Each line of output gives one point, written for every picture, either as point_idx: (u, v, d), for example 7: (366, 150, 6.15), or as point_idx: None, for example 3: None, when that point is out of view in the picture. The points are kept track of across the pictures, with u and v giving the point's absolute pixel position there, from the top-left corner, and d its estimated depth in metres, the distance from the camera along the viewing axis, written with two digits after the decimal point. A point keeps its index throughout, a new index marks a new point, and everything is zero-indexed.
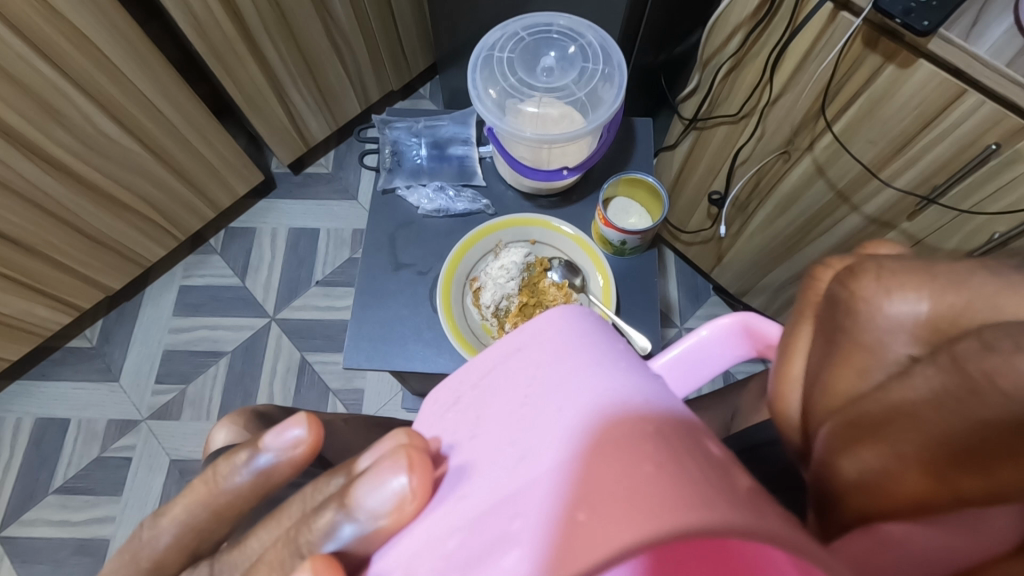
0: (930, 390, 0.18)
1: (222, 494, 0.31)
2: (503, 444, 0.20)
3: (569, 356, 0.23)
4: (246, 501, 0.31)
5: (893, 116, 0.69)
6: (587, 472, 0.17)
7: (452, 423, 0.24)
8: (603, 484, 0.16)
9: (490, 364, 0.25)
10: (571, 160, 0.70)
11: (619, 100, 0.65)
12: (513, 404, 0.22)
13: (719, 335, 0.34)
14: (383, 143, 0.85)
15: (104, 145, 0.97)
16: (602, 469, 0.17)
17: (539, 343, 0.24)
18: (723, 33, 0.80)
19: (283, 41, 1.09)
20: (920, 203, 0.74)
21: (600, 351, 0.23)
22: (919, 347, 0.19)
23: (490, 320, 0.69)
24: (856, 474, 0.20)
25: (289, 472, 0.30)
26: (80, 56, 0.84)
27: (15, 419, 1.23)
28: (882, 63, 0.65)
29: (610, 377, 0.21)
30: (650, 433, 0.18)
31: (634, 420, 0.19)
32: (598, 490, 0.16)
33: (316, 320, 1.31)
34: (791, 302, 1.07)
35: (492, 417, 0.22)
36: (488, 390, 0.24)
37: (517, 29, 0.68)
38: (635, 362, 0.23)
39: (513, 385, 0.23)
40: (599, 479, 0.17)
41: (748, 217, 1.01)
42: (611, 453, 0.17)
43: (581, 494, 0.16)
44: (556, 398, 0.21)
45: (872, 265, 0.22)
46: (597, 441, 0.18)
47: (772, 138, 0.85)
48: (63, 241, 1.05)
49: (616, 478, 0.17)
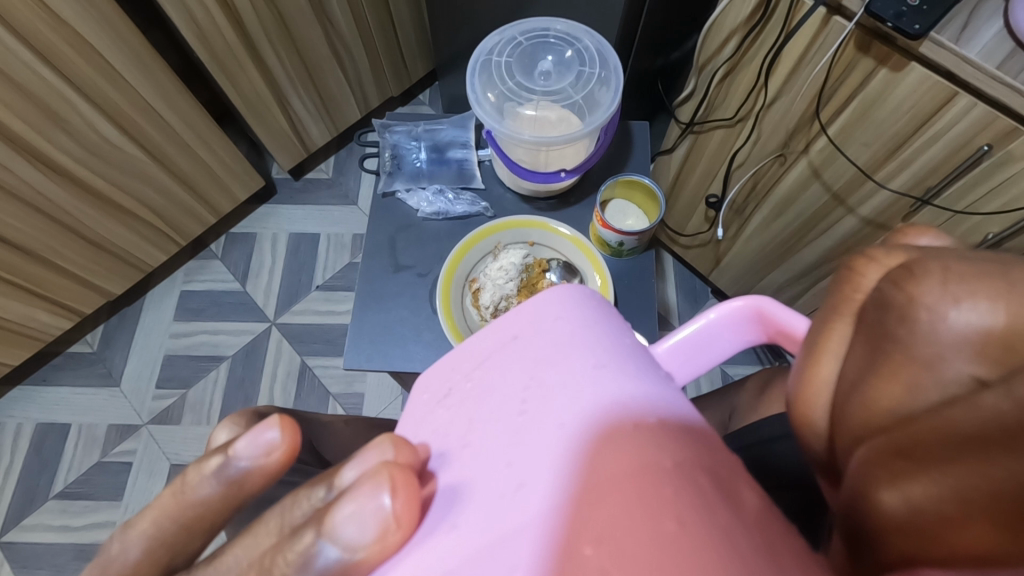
0: (999, 423, 0.15)
1: (190, 502, 0.31)
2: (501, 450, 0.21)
3: (569, 356, 0.23)
4: (216, 512, 0.31)
5: (887, 118, 0.70)
6: (589, 514, 0.17)
7: (444, 422, 0.25)
8: (615, 532, 0.17)
9: (485, 355, 0.26)
10: (568, 163, 0.71)
11: (617, 103, 0.65)
12: (511, 410, 0.22)
13: (726, 327, 0.34)
14: (383, 146, 0.86)
15: (106, 151, 0.98)
16: (608, 504, 0.17)
17: (537, 339, 0.25)
18: (718, 38, 0.81)
19: (283, 47, 1.11)
20: (914, 204, 0.75)
21: (604, 352, 0.23)
22: (986, 366, 0.16)
23: (488, 319, 0.68)
24: (904, 510, 0.16)
25: (258, 481, 0.30)
26: (84, 63, 0.86)
27: (15, 425, 1.24)
28: (874, 66, 0.67)
29: (615, 386, 0.21)
30: (667, 467, 0.18)
31: (639, 442, 0.19)
32: (613, 538, 0.16)
33: (316, 325, 1.31)
34: (789, 303, 1.08)
35: (489, 426, 0.22)
36: (487, 390, 0.24)
37: (515, 34, 0.68)
38: (639, 360, 0.24)
39: (510, 388, 0.23)
40: (606, 526, 0.17)
41: (745, 219, 1.02)
42: (617, 487, 0.18)
43: (584, 538, 0.17)
44: (555, 406, 0.21)
45: (935, 264, 0.18)
46: (594, 456, 0.19)
47: (768, 141, 0.86)
48: (64, 246, 1.06)
49: (626, 522, 0.17)
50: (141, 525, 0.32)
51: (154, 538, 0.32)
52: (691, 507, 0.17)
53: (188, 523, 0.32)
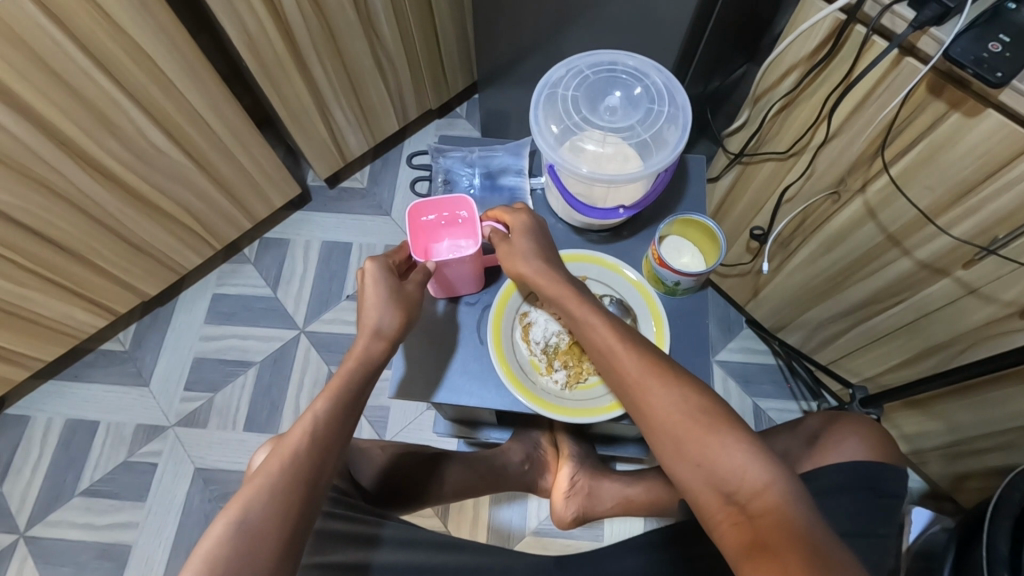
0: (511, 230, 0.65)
1: (321, 418, 0.55)
2: (424, 231, 0.66)
3: (457, 214, 0.66)
4: (339, 425, 0.56)
5: (955, 163, 0.67)
6: (449, 222, 0.66)
7: (429, 219, 0.65)
8: (451, 225, 0.66)
9: (440, 215, 0.65)
10: (627, 199, 0.64)
11: (683, 146, 0.59)
12: (442, 219, 0.66)
13: (460, 273, 0.66)
14: (434, 171, 0.76)
15: (153, 156, 0.99)
16: (450, 227, 0.66)
17: (450, 212, 0.65)
18: (777, 72, 0.79)
19: (330, 59, 1.11)
20: (978, 252, 0.72)
21: (462, 222, 0.66)
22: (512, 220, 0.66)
23: (538, 356, 0.66)
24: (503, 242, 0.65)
25: (386, 349, 0.60)
26: (138, 70, 0.87)
27: (46, 419, 1.25)
28: (946, 111, 0.64)
29: (463, 223, 0.66)
30: (453, 227, 0.66)
31: (460, 221, 0.66)
32: (451, 225, 0.66)
33: (345, 334, 1.30)
34: (831, 339, 1.05)
35: (438, 222, 0.65)
36: (442, 222, 0.65)
37: (583, 67, 0.63)
38: (464, 221, 0.66)
39: (445, 220, 0.65)
40: (450, 224, 0.66)
41: (789, 253, 0.99)
42: (453, 223, 0.66)
43: (450, 219, 0.66)
44: (454, 211, 0.65)
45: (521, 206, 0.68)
46: (458, 218, 0.66)
47: (822, 178, 0.84)
48: (106, 247, 1.07)
49: (450, 226, 0.66)
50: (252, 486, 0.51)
51: (277, 487, 0.51)
52: (454, 224, 0.66)
53: (309, 450, 0.53)
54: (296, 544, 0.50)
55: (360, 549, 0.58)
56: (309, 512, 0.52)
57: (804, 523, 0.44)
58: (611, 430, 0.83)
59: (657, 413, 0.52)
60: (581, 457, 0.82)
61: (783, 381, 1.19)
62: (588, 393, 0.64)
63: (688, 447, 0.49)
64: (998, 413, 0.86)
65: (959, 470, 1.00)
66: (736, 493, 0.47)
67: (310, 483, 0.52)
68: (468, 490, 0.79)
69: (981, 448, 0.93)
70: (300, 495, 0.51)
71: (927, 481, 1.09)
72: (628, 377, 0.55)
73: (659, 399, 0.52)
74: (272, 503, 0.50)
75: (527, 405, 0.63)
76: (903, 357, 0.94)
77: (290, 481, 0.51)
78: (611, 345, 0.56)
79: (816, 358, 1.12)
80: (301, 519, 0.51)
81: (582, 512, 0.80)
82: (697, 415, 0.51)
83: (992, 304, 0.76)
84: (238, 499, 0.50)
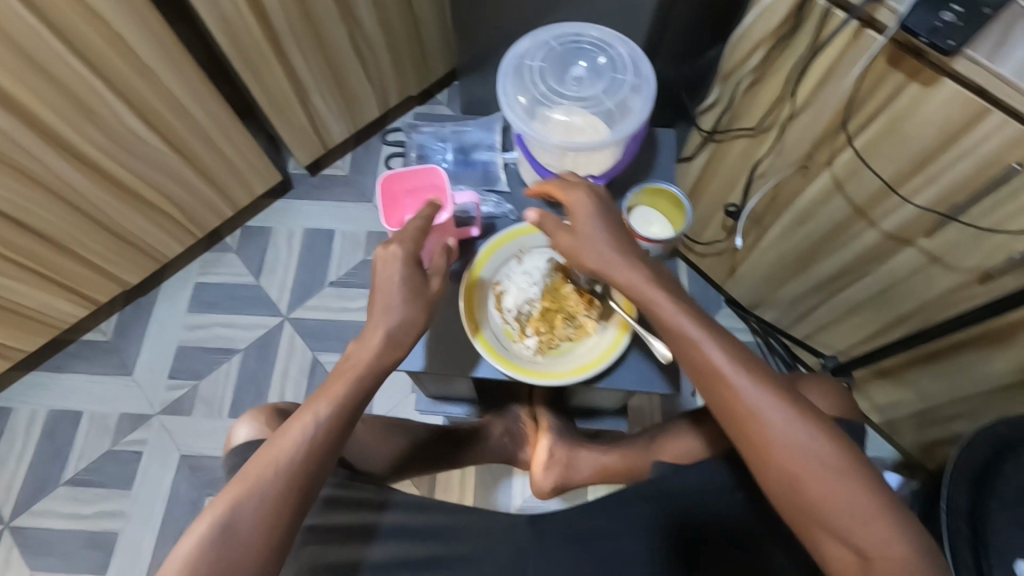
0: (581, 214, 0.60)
1: (322, 425, 0.55)
2: (397, 203, 0.65)
3: (429, 185, 0.65)
4: (338, 431, 0.56)
5: (916, 133, 0.69)
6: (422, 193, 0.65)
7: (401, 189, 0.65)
8: (423, 196, 0.66)
9: (411, 184, 0.65)
10: (596, 169, 0.66)
11: (648, 112, 0.62)
12: (414, 189, 0.65)
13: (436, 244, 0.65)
14: (409, 146, 0.78)
15: (131, 143, 0.99)
16: (423, 198, 0.66)
17: (421, 182, 0.65)
18: (745, 47, 0.81)
19: (309, 45, 1.11)
20: (940, 220, 0.74)
21: (433, 192, 0.66)
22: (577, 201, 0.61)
23: (511, 323, 0.67)
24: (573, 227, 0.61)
25: (400, 357, 0.59)
26: (114, 55, 0.87)
27: (29, 411, 1.24)
28: (905, 81, 0.66)
29: (435, 194, 0.66)
30: (426, 198, 0.66)
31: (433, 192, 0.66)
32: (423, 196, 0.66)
33: (330, 321, 1.31)
34: (806, 313, 1.07)
35: (410, 193, 0.65)
36: (414, 193, 0.65)
37: (548, 39, 0.64)
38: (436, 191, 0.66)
39: (417, 190, 0.65)
40: (422, 195, 0.65)
41: (763, 229, 1.01)
42: (426, 194, 0.66)
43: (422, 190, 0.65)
44: (426, 182, 0.65)
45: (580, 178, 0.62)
46: (429, 189, 0.65)
47: (792, 153, 0.86)
48: (86, 236, 1.06)
49: (423, 197, 0.66)
50: (240, 486, 0.52)
51: (265, 492, 0.52)
52: (427, 195, 0.66)
53: (300, 457, 0.54)
54: (284, 542, 0.53)
55: (371, 511, 0.63)
56: (299, 513, 0.54)
57: (909, 557, 0.48)
58: (589, 402, 0.84)
59: (773, 445, 0.52)
60: (561, 429, 0.84)
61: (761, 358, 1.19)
62: (559, 358, 0.66)
63: (805, 486, 0.51)
64: (965, 379, 0.89)
65: (929, 438, 1.03)
66: (841, 528, 0.50)
67: (304, 489, 0.54)
68: (449, 460, 0.81)
69: (948, 415, 0.96)
70: (292, 500, 0.53)
71: (900, 450, 1.12)
72: (741, 408, 0.53)
73: (788, 437, 0.52)
74: (260, 508, 0.52)
75: (500, 370, 0.64)
76: (874, 328, 0.97)
77: (278, 488, 0.53)
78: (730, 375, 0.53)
79: (793, 333, 1.15)
80: (291, 523, 0.53)
81: (560, 482, 0.83)
82: (828, 460, 0.51)
83: (954, 272, 0.78)
84: (229, 495, 0.52)
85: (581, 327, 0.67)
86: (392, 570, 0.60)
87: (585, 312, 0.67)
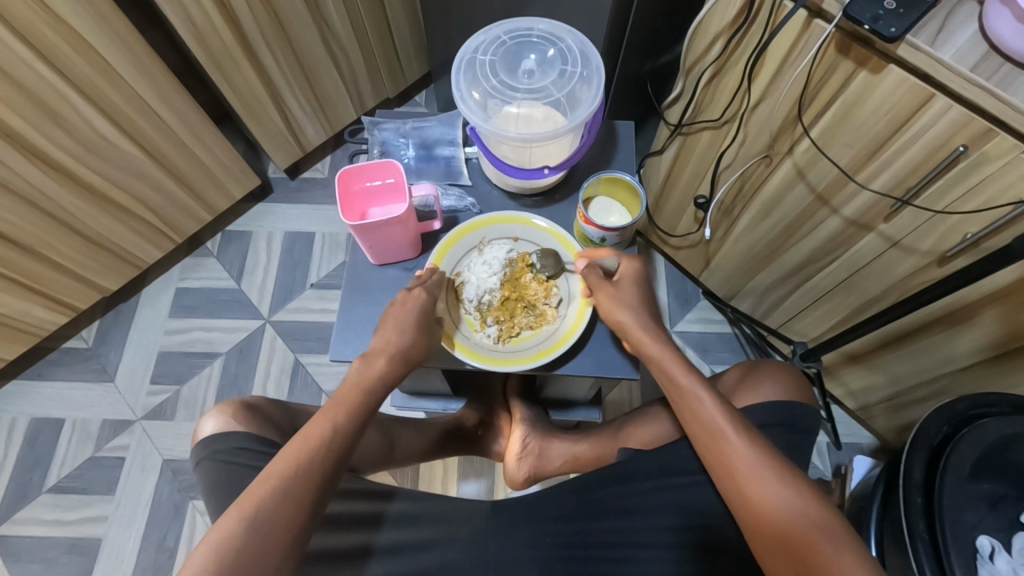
0: (629, 276, 0.64)
1: (339, 430, 0.56)
2: (358, 195, 0.67)
3: (387, 178, 0.67)
4: (355, 436, 0.57)
5: (867, 120, 0.71)
6: (381, 187, 0.67)
7: (360, 182, 0.66)
8: (383, 189, 0.67)
9: (370, 178, 0.66)
10: (553, 160, 0.67)
11: (598, 101, 0.63)
12: (374, 184, 0.67)
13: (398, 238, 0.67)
14: (371, 144, 0.79)
15: (103, 148, 1.00)
16: (383, 191, 0.67)
17: (380, 176, 0.67)
18: (704, 40, 0.83)
19: (280, 48, 1.12)
20: (896, 204, 0.76)
21: (392, 185, 0.67)
22: (625, 270, 0.65)
23: (472, 313, 0.68)
24: (619, 285, 0.64)
25: (400, 371, 0.61)
26: (81, 60, 0.88)
27: (10, 419, 1.24)
28: (854, 69, 0.68)
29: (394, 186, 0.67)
30: (386, 191, 0.67)
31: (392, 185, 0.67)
32: (383, 189, 0.67)
33: (311, 322, 1.32)
34: (777, 302, 1.09)
35: (370, 186, 0.67)
36: (373, 186, 0.67)
37: (500, 33, 0.66)
38: (395, 184, 0.67)
39: (376, 184, 0.67)
40: (381, 188, 0.67)
41: (732, 221, 1.02)
42: (385, 187, 0.67)
43: (381, 184, 0.67)
44: (384, 175, 0.66)
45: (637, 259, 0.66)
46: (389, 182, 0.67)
47: (754, 144, 0.87)
48: (60, 241, 1.07)
49: (382, 190, 0.67)
50: (260, 487, 0.51)
51: (284, 493, 0.51)
52: (387, 188, 0.67)
53: (318, 458, 0.53)
54: (295, 549, 0.51)
55: (375, 500, 0.65)
56: (316, 514, 0.53)
57: None
58: (561, 393, 0.86)
59: (755, 498, 0.54)
60: (534, 420, 0.86)
61: (740, 347, 1.22)
62: (519, 345, 0.67)
63: (802, 557, 0.51)
64: (930, 361, 0.91)
65: (901, 421, 1.05)
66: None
67: (321, 491, 0.53)
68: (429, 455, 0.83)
69: (918, 397, 0.98)
70: (307, 503, 0.52)
71: (876, 435, 1.13)
72: (743, 468, 0.55)
73: (779, 498, 0.53)
74: (280, 507, 0.51)
75: (462, 358, 0.65)
76: (844, 314, 0.98)
77: (299, 488, 0.52)
78: (721, 425, 0.57)
79: (767, 322, 1.16)
80: (308, 523, 0.52)
81: (534, 473, 0.84)
82: (818, 523, 0.52)
83: (913, 255, 0.80)
84: (251, 494, 0.51)
85: (541, 315, 0.69)
86: (400, 553, 0.62)
87: (544, 299, 0.69)
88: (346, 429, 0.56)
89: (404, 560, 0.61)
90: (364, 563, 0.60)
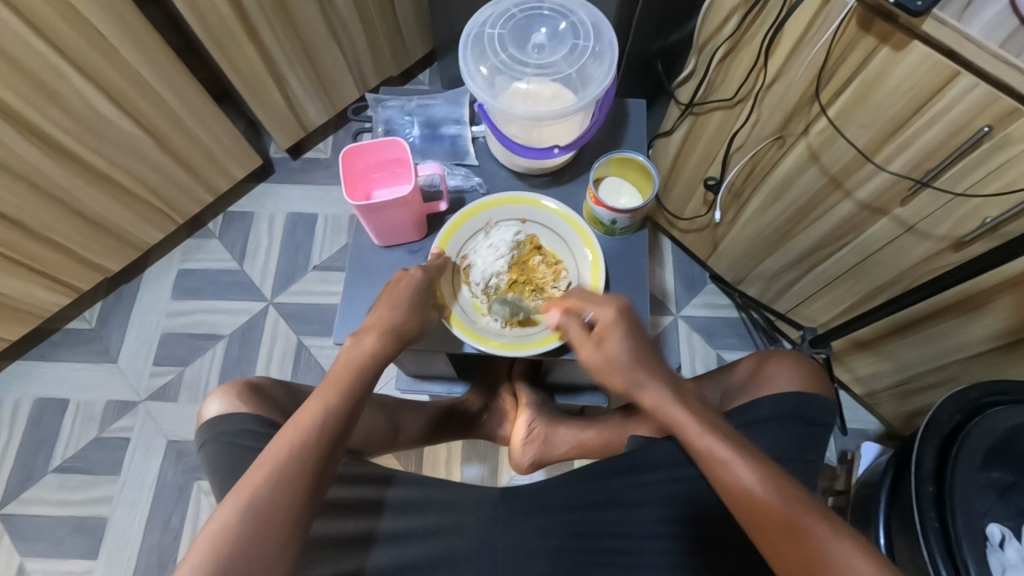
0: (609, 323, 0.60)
1: (332, 413, 0.54)
2: (361, 173, 0.65)
3: (391, 157, 0.65)
4: (348, 416, 0.55)
5: (886, 100, 0.69)
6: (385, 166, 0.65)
7: (364, 160, 0.65)
8: (387, 169, 0.65)
9: (374, 157, 0.64)
10: (562, 139, 0.65)
11: (611, 78, 0.61)
12: (378, 163, 0.65)
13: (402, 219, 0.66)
14: (375, 122, 0.77)
15: (102, 127, 0.98)
16: (387, 170, 0.65)
17: (384, 155, 0.65)
18: (719, 16, 0.80)
19: (281, 25, 1.10)
20: (914, 186, 0.74)
21: (397, 165, 0.65)
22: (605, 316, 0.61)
23: (479, 296, 0.67)
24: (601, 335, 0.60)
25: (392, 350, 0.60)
26: (78, 36, 0.85)
27: (14, 400, 1.24)
28: (876, 45, 0.66)
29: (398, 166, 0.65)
30: (390, 170, 0.65)
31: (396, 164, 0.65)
32: (386, 169, 0.65)
33: (313, 305, 1.31)
34: (786, 287, 1.07)
35: (374, 165, 0.65)
36: (377, 164, 0.65)
37: (508, 6, 0.63)
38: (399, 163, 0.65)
39: (380, 163, 0.65)
40: (385, 168, 0.65)
41: (742, 204, 1.00)
42: (389, 167, 0.65)
43: (385, 163, 0.65)
44: (388, 153, 0.64)
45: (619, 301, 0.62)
46: (393, 161, 0.65)
47: (767, 124, 0.85)
48: (60, 222, 1.05)
49: (386, 169, 0.65)
50: (257, 474, 0.50)
51: (279, 477, 0.50)
52: (391, 168, 0.65)
53: (310, 441, 0.52)
54: (297, 533, 0.50)
55: (373, 487, 0.64)
56: (316, 498, 0.52)
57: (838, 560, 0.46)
58: (566, 378, 0.85)
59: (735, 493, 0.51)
60: (539, 405, 0.85)
61: (746, 333, 1.20)
62: (527, 329, 0.66)
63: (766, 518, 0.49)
64: (941, 348, 0.89)
65: (909, 408, 1.04)
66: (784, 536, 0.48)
67: (318, 474, 0.52)
68: (430, 438, 0.82)
69: (928, 384, 0.97)
70: (305, 489, 0.51)
71: (882, 421, 1.13)
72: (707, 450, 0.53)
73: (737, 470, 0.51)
74: (278, 492, 0.50)
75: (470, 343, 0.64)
76: (854, 300, 0.97)
77: (296, 472, 0.51)
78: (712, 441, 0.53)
79: (774, 307, 1.15)
80: (306, 507, 0.51)
81: (538, 458, 0.83)
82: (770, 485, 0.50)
83: (928, 240, 0.78)
84: (247, 481, 0.50)
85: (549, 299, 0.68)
86: (405, 539, 0.61)
87: (552, 283, 0.68)
88: (341, 410, 0.55)
89: (408, 547, 0.61)
90: (365, 552, 0.60)
